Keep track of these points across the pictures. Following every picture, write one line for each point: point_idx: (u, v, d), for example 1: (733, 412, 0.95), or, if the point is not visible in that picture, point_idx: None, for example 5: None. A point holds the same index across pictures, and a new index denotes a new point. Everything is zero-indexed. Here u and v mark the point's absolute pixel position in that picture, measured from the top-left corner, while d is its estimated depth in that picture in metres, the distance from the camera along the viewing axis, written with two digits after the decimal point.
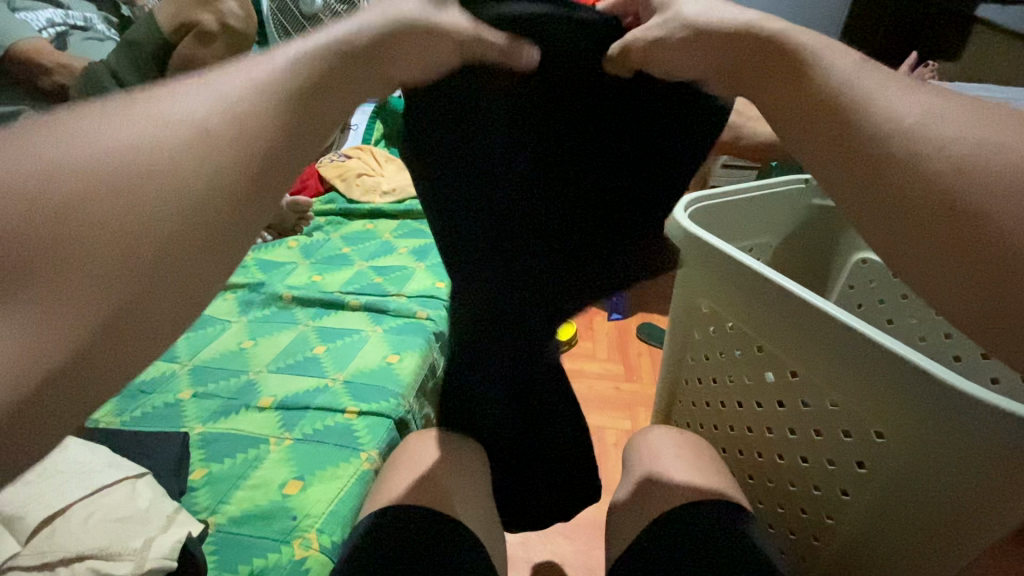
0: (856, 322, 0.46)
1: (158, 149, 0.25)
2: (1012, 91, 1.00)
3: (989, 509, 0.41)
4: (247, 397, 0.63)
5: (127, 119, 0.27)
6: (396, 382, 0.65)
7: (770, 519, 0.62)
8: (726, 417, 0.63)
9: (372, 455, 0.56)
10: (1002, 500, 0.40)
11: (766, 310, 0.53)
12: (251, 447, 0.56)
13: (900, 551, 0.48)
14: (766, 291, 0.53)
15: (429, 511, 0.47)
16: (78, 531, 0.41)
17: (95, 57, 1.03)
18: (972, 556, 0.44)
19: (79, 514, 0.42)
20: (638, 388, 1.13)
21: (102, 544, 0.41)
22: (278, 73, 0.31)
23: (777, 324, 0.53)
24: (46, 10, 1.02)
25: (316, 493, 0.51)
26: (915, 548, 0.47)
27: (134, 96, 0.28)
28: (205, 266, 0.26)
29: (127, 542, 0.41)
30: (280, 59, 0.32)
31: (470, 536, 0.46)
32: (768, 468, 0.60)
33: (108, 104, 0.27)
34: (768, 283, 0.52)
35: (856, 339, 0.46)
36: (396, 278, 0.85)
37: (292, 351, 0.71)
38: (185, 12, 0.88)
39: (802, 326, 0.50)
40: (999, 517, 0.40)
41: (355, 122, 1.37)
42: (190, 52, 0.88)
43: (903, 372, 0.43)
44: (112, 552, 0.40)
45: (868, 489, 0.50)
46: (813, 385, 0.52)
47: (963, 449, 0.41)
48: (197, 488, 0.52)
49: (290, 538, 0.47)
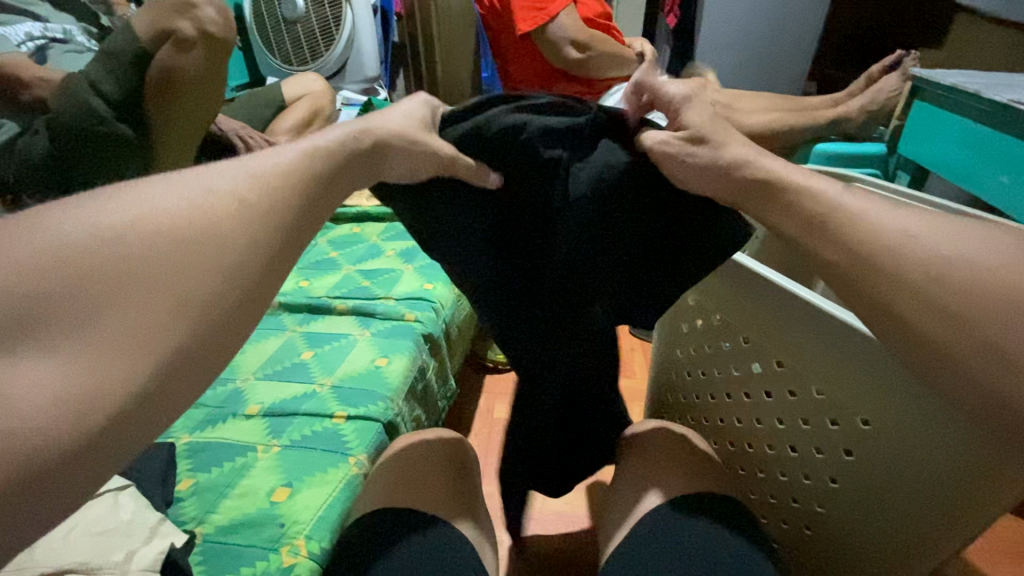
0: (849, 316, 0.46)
1: (202, 223, 0.33)
2: (990, 77, 1.00)
3: (986, 486, 0.41)
4: (234, 405, 0.63)
5: (169, 188, 0.34)
6: (384, 386, 0.64)
7: (763, 511, 0.61)
8: (715, 409, 0.63)
9: (361, 459, 0.55)
10: (999, 476, 0.40)
11: (763, 313, 0.53)
12: (238, 455, 0.56)
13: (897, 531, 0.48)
14: (768, 299, 0.52)
15: (415, 513, 0.47)
16: (59, 546, 0.41)
17: (75, 68, 1.03)
18: (968, 535, 0.44)
19: (59, 529, 0.42)
20: (632, 383, 1.14)
21: (83, 558, 0.40)
22: (281, 166, 0.39)
23: (767, 318, 0.53)
24: (24, 23, 1.01)
25: (304, 499, 0.51)
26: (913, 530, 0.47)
27: (174, 175, 0.36)
28: (193, 304, 0.31)
29: (110, 555, 0.40)
30: (290, 154, 0.40)
31: (459, 538, 0.46)
32: (758, 460, 0.59)
33: (149, 181, 0.35)
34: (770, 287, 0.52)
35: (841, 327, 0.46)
36: (384, 280, 0.85)
37: (279, 357, 0.70)
38: (163, 21, 0.87)
39: (792, 316, 0.50)
40: (997, 491, 0.40)
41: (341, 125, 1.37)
42: (168, 60, 0.87)
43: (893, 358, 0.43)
44: (93, 566, 0.40)
45: (857, 474, 0.50)
46: (799, 374, 0.52)
47: (957, 428, 0.41)
48: (184, 498, 0.52)
49: (279, 546, 0.47)
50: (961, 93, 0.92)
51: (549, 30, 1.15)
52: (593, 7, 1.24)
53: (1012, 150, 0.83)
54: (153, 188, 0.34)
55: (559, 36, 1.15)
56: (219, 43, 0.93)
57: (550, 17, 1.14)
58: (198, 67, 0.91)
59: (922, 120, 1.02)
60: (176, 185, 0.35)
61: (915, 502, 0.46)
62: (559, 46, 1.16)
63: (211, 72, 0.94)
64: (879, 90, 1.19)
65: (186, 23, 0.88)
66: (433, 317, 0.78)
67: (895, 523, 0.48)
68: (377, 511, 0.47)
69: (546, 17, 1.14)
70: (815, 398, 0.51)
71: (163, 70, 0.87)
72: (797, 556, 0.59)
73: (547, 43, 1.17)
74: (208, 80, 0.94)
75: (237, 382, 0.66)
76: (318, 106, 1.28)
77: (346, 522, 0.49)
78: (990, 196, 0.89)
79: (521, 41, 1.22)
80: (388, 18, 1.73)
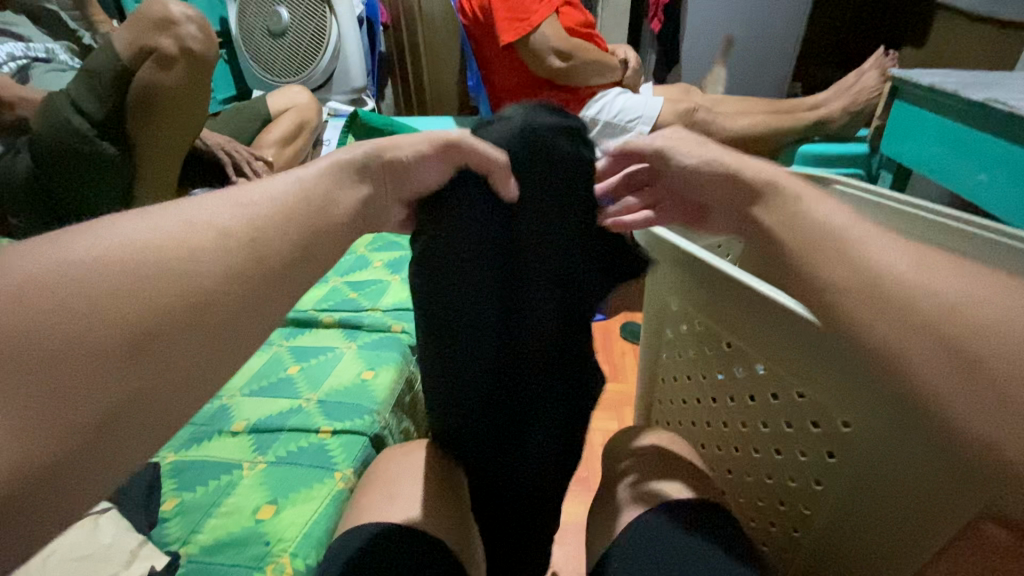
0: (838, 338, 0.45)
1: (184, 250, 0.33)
2: (968, 76, 1.01)
3: (956, 494, 0.41)
4: (219, 422, 0.62)
5: (145, 221, 0.32)
6: (371, 399, 0.64)
7: (751, 515, 0.61)
8: (702, 414, 0.64)
9: (347, 474, 0.55)
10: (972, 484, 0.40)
11: (752, 320, 0.52)
12: (223, 474, 0.55)
13: (883, 535, 0.47)
14: (760, 304, 0.51)
15: (402, 527, 0.46)
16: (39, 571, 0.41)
17: (57, 87, 1.02)
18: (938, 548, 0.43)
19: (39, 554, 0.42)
20: (624, 388, 1.14)
21: None
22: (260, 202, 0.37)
23: (753, 325, 0.53)
24: (6, 43, 1.01)
25: (289, 516, 0.51)
26: (896, 534, 0.47)
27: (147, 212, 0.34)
28: None
29: None
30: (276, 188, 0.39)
31: (446, 553, 0.45)
32: (747, 465, 0.60)
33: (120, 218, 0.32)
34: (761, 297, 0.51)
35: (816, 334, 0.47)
36: (371, 292, 0.85)
37: (266, 372, 0.70)
38: (144, 38, 0.88)
39: (775, 325, 0.50)
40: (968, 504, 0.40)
41: (328, 137, 1.38)
42: (150, 79, 0.87)
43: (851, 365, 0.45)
44: None
45: (839, 478, 0.50)
46: (780, 377, 0.52)
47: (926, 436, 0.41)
48: (168, 518, 0.51)
49: (263, 565, 0.47)
50: (941, 94, 0.93)
51: (532, 40, 1.16)
52: (575, 16, 1.25)
53: (992, 148, 0.84)
54: (122, 221, 0.32)
55: (542, 45, 1.16)
56: (201, 59, 0.94)
57: (532, 26, 1.15)
58: (181, 84, 0.91)
59: (902, 119, 1.03)
60: (151, 218, 0.33)
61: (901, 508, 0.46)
62: (543, 55, 1.17)
63: (192, 88, 0.94)
64: (861, 91, 1.21)
65: (168, 41, 0.88)
66: None
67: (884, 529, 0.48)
68: (362, 527, 0.47)
69: (529, 27, 1.15)
70: (796, 400, 0.52)
71: (145, 87, 0.87)
72: (784, 559, 0.59)
73: (530, 53, 1.18)
74: (191, 96, 0.94)
75: (225, 399, 0.66)
76: (303, 118, 1.28)
77: (332, 538, 0.49)
78: (970, 194, 0.90)
79: (505, 51, 1.23)
80: (374, 29, 1.73)
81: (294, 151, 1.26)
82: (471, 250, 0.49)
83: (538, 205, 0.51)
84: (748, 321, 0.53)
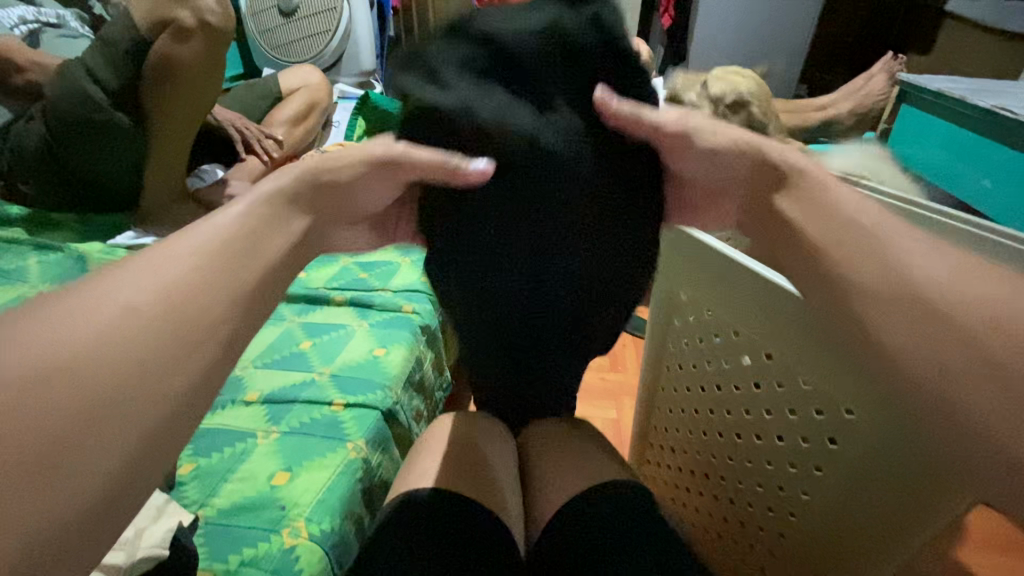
0: (763, 269, 0.52)
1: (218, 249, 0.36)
2: (977, 83, 1.03)
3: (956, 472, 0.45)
4: (234, 392, 0.63)
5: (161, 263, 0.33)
6: (383, 375, 0.65)
7: (717, 492, 0.67)
8: (705, 401, 0.65)
9: (359, 445, 0.57)
10: None
11: (754, 307, 0.55)
12: (239, 441, 0.57)
13: (871, 506, 0.51)
14: (769, 292, 0.53)
15: (440, 494, 0.49)
16: None
17: (69, 54, 1.03)
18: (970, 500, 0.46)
19: None
20: (623, 377, 1.15)
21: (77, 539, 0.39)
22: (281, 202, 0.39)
23: (763, 316, 0.54)
24: (19, 7, 1.01)
25: (303, 483, 0.52)
26: (893, 503, 0.50)
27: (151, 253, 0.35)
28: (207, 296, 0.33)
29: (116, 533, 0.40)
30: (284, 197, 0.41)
31: (483, 513, 0.48)
32: (736, 454, 0.62)
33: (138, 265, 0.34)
34: (762, 280, 0.53)
35: (785, 298, 0.51)
36: (381, 273, 0.86)
37: (278, 347, 0.71)
38: (161, 8, 0.86)
39: (788, 316, 0.52)
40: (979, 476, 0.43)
41: (338, 119, 1.39)
42: (166, 51, 0.86)
43: (791, 307, 0.51)
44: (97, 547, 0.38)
45: (837, 462, 0.53)
46: (786, 366, 0.54)
47: None
48: (186, 482, 0.52)
49: (279, 527, 0.48)
50: (948, 99, 0.95)
51: None
52: None
53: (996, 155, 0.86)
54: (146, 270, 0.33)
55: None
56: (219, 33, 0.90)
57: None
58: (199, 58, 0.89)
59: (909, 124, 1.05)
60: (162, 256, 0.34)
61: (880, 501, 0.51)
62: None
63: (210, 65, 0.91)
64: (867, 94, 1.23)
65: (186, 13, 0.86)
66: (430, 310, 0.79)
67: (870, 509, 0.52)
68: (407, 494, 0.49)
69: None
70: (802, 389, 0.54)
71: (161, 59, 0.86)
72: (729, 530, 0.67)
73: None
74: (207, 71, 0.91)
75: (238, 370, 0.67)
76: (315, 98, 1.27)
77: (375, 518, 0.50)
78: (970, 197, 0.92)
79: None
80: (385, 12, 1.72)
81: (304, 131, 1.25)
82: (482, 210, 0.53)
83: (559, 178, 0.53)
84: (751, 306, 0.55)
